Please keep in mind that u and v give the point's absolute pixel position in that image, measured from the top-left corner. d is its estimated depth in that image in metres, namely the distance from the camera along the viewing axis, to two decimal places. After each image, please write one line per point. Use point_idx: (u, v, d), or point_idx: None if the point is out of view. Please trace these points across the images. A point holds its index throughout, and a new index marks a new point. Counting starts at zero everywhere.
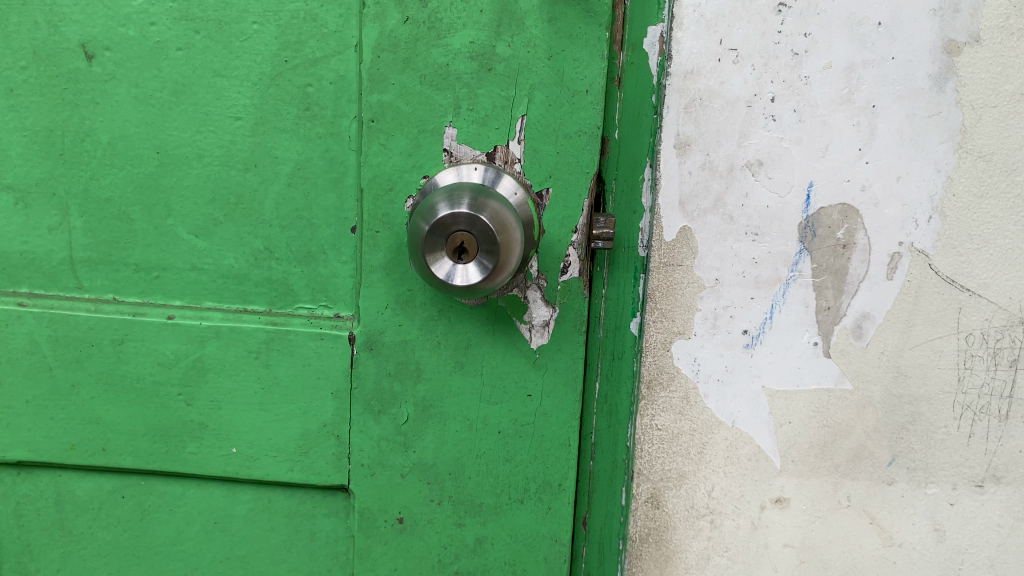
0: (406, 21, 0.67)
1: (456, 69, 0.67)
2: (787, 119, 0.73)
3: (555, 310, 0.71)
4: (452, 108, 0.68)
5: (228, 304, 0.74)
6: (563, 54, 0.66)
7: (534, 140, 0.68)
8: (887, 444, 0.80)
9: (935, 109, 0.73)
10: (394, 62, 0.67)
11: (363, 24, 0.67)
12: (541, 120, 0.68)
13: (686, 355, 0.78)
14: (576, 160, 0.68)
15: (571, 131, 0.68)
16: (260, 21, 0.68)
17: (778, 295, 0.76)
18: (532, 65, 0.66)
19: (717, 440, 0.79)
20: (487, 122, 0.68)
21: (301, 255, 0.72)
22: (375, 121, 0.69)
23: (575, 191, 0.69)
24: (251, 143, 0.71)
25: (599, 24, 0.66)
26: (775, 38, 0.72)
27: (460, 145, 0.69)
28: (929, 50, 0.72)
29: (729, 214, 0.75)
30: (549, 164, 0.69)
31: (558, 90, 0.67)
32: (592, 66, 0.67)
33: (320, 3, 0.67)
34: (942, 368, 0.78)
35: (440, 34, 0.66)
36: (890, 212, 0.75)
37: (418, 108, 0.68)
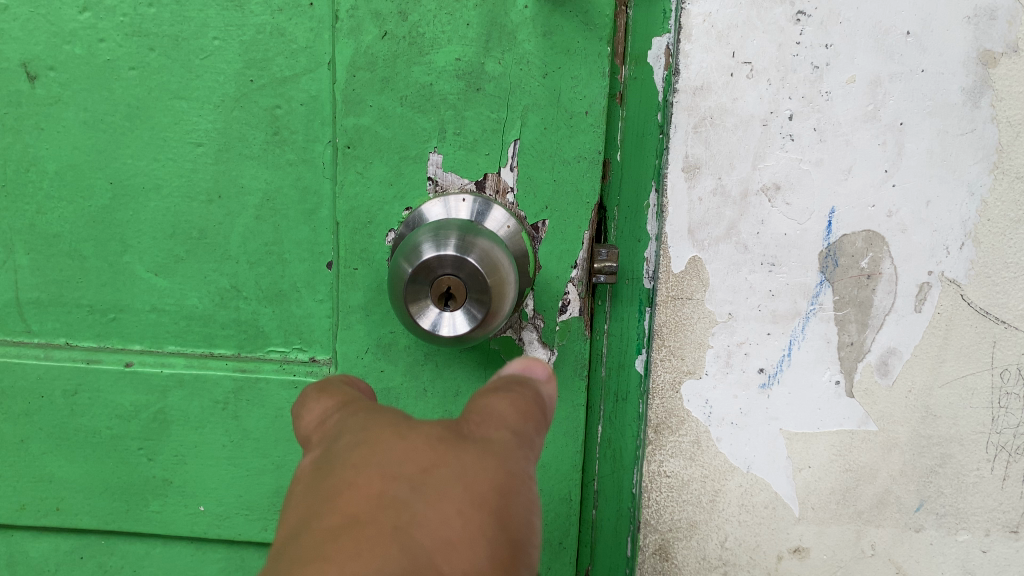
0: (384, 36, 0.59)
1: (441, 90, 0.60)
2: (806, 138, 0.67)
3: (553, 352, 0.65)
4: (437, 132, 0.61)
5: (192, 348, 0.67)
6: (560, 71, 0.59)
7: (528, 167, 0.61)
8: (915, 488, 0.73)
9: (968, 126, 0.66)
10: (372, 82, 0.60)
11: (336, 39, 0.60)
12: (536, 145, 0.61)
13: (697, 396, 0.72)
14: (575, 189, 0.62)
15: (570, 157, 0.61)
16: (221, 37, 0.61)
17: (797, 330, 0.70)
18: (525, 84, 0.60)
19: (731, 487, 0.73)
20: (476, 147, 0.61)
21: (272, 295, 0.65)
22: (351, 147, 0.61)
23: (574, 222, 0.62)
24: (214, 171, 0.64)
25: (600, 38, 0.59)
26: (794, 50, 0.65)
27: (446, 172, 0.62)
28: (962, 61, 0.65)
29: (743, 243, 0.68)
30: (545, 193, 0.62)
31: (554, 111, 0.60)
32: (592, 84, 0.60)
33: (288, 17, 0.60)
34: (975, 407, 0.71)
35: (422, 50, 0.59)
36: (919, 238, 0.68)
37: (398, 132, 0.61)
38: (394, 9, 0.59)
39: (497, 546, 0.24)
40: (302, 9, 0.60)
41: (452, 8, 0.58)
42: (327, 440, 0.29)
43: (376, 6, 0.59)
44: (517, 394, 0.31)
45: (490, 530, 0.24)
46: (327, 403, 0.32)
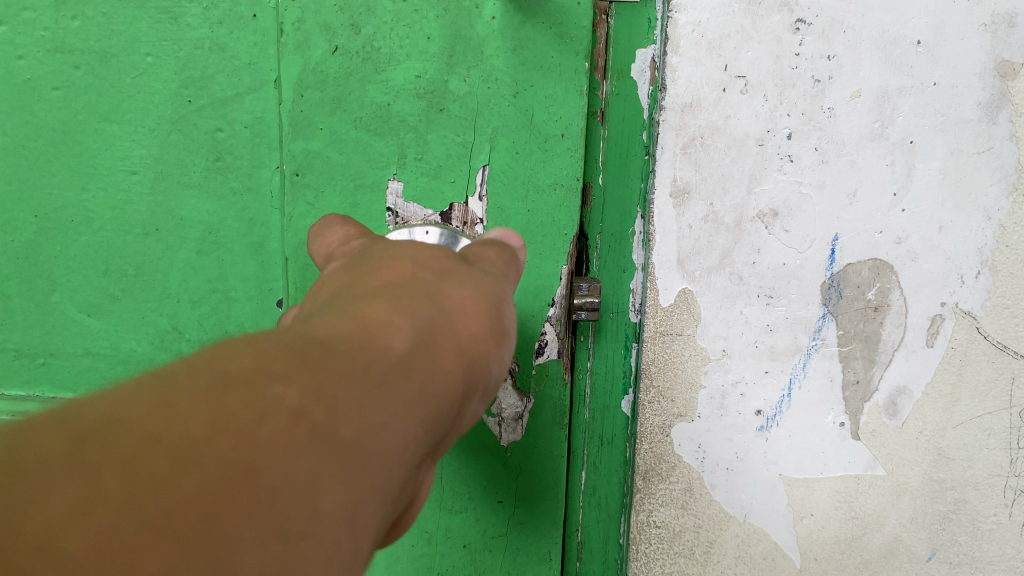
0: (335, 51, 0.53)
1: (400, 110, 0.54)
2: (806, 158, 0.60)
3: (528, 400, 0.59)
4: (396, 157, 0.55)
5: None
6: (532, 89, 0.53)
7: (499, 197, 0.55)
8: (927, 537, 0.67)
9: (985, 144, 0.60)
10: (322, 103, 0.54)
11: (281, 56, 0.53)
12: (508, 171, 0.54)
13: (689, 440, 0.66)
14: (552, 220, 0.55)
15: (545, 184, 0.55)
16: (155, 53, 0.54)
17: (797, 368, 0.64)
18: (494, 103, 0.53)
19: (727, 537, 0.67)
20: (441, 174, 0.55)
21: (216, 337, 0.59)
22: (300, 174, 0.55)
23: (551, 255, 0.56)
24: (150, 202, 0.57)
25: (577, 53, 0.53)
26: (793, 62, 0.59)
27: (407, 202, 0.55)
28: (978, 73, 0.59)
29: (738, 273, 0.62)
30: (516, 226, 0.55)
31: (527, 134, 0.54)
32: (568, 104, 0.53)
33: (230, 31, 0.54)
34: (992, 449, 0.65)
35: (378, 67, 0.53)
36: (931, 267, 0.62)
37: (353, 157, 0.55)
38: (345, 23, 0.52)
39: (501, 320, 0.32)
40: (245, 21, 0.53)
41: (411, 20, 0.52)
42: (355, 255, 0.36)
43: (326, 18, 0.52)
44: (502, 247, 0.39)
45: (495, 308, 0.32)
46: (357, 233, 0.38)
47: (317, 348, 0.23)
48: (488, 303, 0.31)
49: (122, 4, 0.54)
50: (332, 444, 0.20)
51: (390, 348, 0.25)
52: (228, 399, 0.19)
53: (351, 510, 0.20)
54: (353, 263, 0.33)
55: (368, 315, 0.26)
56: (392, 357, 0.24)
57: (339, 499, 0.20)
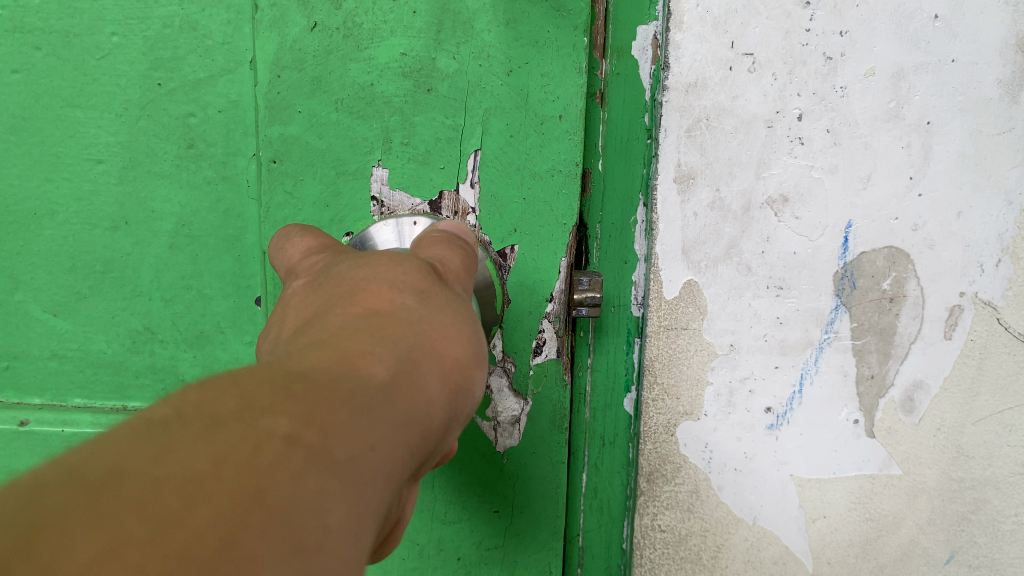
0: (314, 27, 0.49)
1: (384, 90, 0.50)
2: (817, 141, 0.57)
3: (526, 402, 0.55)
4: (381, 143, 0.51)
5: (102, 400, 0.58)
6: (527, 67, 0.49)
7: (491, 183, 0.51)
8: (945, 538, 0.64)
9: (1005, 124, 0.57)
10: (301, 83, 0.50)
11: (257, 33, 0.49)
12: (500, 156, 0.51)
13: (695, 440, 0.62)
14: (549, 208, 0.52)
15: (542, 170, 0.51)
16: (120, 32, 0.51)
17: (809, 363, 0.61)
18: (486, 82, 0.50)
19: (735, 541, 0.64)
20: (429, 159, 0.51)
21: (192, 338, 0.56)
22: (277, 161, 0.51)
23: (548, 248, 0.53)
24: (118, 193, 0.54)
25: (575, 27, 0.49)
26: (803, 38, 0.55)
27: (393, 190, 0.52)
28: (999, 49, 0.55)
29: (745, 263, 0.59)
30: (510, 216, 0.52)
31: (522, 116, 0.50)
32: (566, 83, 0.50)
33: (201, 7, 0.50)
34: (1013, 446, 0.62)
35: (360, 44, 0.49)
36: (949, 255, 0.59)
37: (334, 142, 0.51)
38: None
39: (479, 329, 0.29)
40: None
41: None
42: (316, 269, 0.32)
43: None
44: (465, 245, 0.36)
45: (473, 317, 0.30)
46: (320, 241, 0.35)
47: (305, 372, 0.20)
48: (464, 306, 0.30)
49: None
50: (332, 470, 0.18)
51: (385, 363, 0.23)
52: (220, 429, 0.17)
53: (356, 538, 0.18)
54: (319, 275, 0.30)
55: (354, 330, 0.24)
56: (385, 376, 0.22)
57: (343, 528, 0.18)
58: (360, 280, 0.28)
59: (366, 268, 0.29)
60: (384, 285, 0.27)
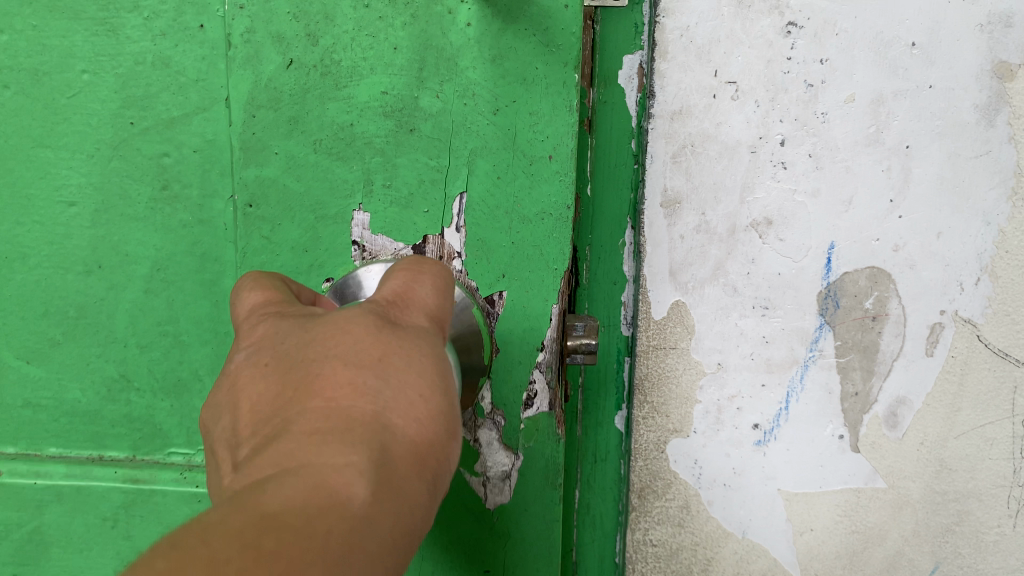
0: (289, 65, 0.47)
1: (364, 131, 0.48)
2: (800, 166, 0.59)
3: (517, 457, 0.51)
4: (361, 187, 0.48)
5: (78, 450, 0.56)
6: (514, 104, 0.46)
7: (478, 226, 0.48)
8: (929, 549, 0.65)
9: (982, 147, 0.58)
10: (277, 124, 0.48)
11: (230, 71, 0.48)
12: (486, 199, 0.47)
13: (684, 456, 0.64)
14: (539, 252, 0.48)
15: (531, 214, 0.47)
16: (91, 70, 0.50)
17: (795, 380, 0.62)
18: (471, 121, 0.47)
19: (725, 554, 0.65)
20: (412, 203, 0.48)
21: (167, 385, 0.54)
22: (253, 206, 0.50)
23: (539, 294, 0.48)
24: (92, 237, 0.53)
25: (566, 63, 0.46)
26: (784, 66, 0.57)
27: (375, 235, 0.49)
28: (975, 74, 0.57)
29: (732, 284, 0.61)
30: (497, 263, 0.48)
31: (509, 156, 0.47)
32: (556, 122, 0.47)
33: (174, 43, 0.49)
34: (995, 459, 0.63)
35: (338, 81, 0.47)
36: (929, 274, 0.60)
37: (312, 185, 0.48)
38: (302, 34, 0.47)
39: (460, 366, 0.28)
40: (191, 33, 0.49)
41: (374, 29, 0.46)
42: (281, 293, 0.29)
43: (280, 28, 0.47)
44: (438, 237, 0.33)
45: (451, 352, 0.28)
46: (270, 295, 0.29)
47: (270, 524, 0.19)
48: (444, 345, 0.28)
49: (55, 18, 0.50)
50: None
51: (362, 480, 0.21)
52: None
53: None
54: (277, 318, 0.27)
55: (330, 427, 0.22)
56: (363, 501, 0.21)
57: None
58: (319, 349, 0.25)
59: (323, 327, 0.25)
60: (364, 337, 0.25)
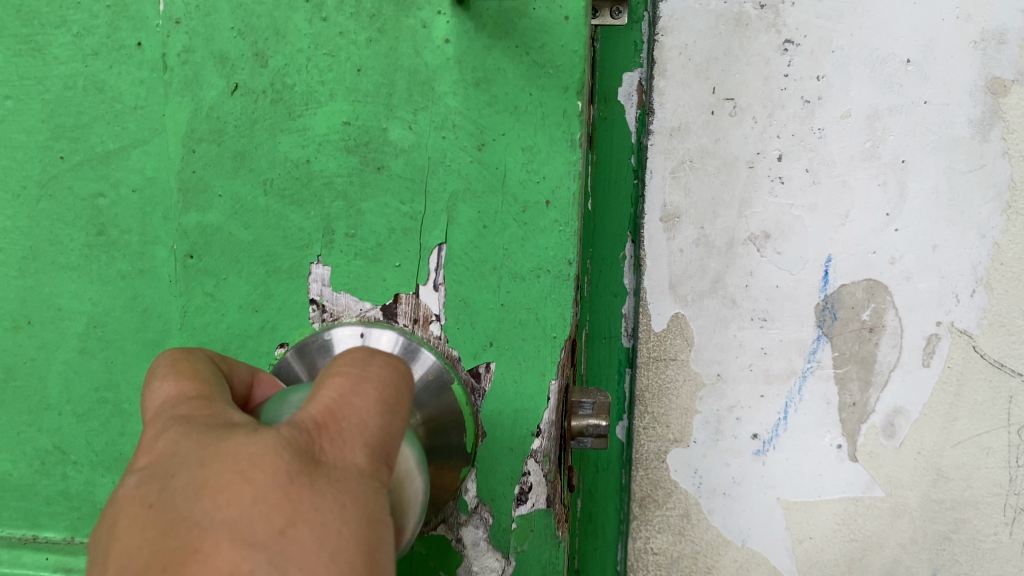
0: (235, 90, 0.43)
1: (323, 169, 0.43)
2: (797, 180, 0.60)
3: (507, 562, 0.43)
4: (322, 238, 0.43)
5: (13, 530, 0.49)
6: (499, 142, 0.41)
7: (459, 284, 0.42)
8: (927, 557, 0.66)
9: (977, 161, 0.59)
10: (220, 160, 0.43)
11: (166, 96, 0.43)
12: (470, 252, 0.42)
13: (685, 466, 0.65)
14: (532, 315, 0.42)
15: (523, 270, 0.42)
16: (16, 96, 0.45)
17: (793, 391, 0.63)
18: (450, 157, 0.41)
19: (725, 562, 0.66)
20: (380, 256, 0.43)
21: (107, 462, 0.47)
22: (193, 257, 0.44)
23: (534, 367, 0.42)
24: (21, 287, 0.46)
25: (565, 88, 0.41)
26: (781, 83, 0.58)
27: (337, 292, 0.43)
28: (969, 91, 0.58)
29: (731, 296, 0.62)
30: (480, 325, 0.42)
31: (497, 199, 0.41)
32: (554, 159, 0.41)
33: (108, 65, 0.44)
34: (991, 468, 0.64)
35: (291, 110, 0.42)
36: (926, 286, 0.61)
37: (264, 233, 0.43)
38: (248, 51, 0.42)
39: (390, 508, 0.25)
40: (127, 52, 0.44)
41: (334, 48, 0.42)
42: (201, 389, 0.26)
43: (223, 47, 0.42)
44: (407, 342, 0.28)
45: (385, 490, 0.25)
46: (186, 389, 0.26)
47: None
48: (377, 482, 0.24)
49: None
50: None
51: None
52: None
53: None
54: (182, 427, 0.24)
55: None
56: None
57: None
58: (212, 513, 0.21)
59: (219, 471, 0.22)
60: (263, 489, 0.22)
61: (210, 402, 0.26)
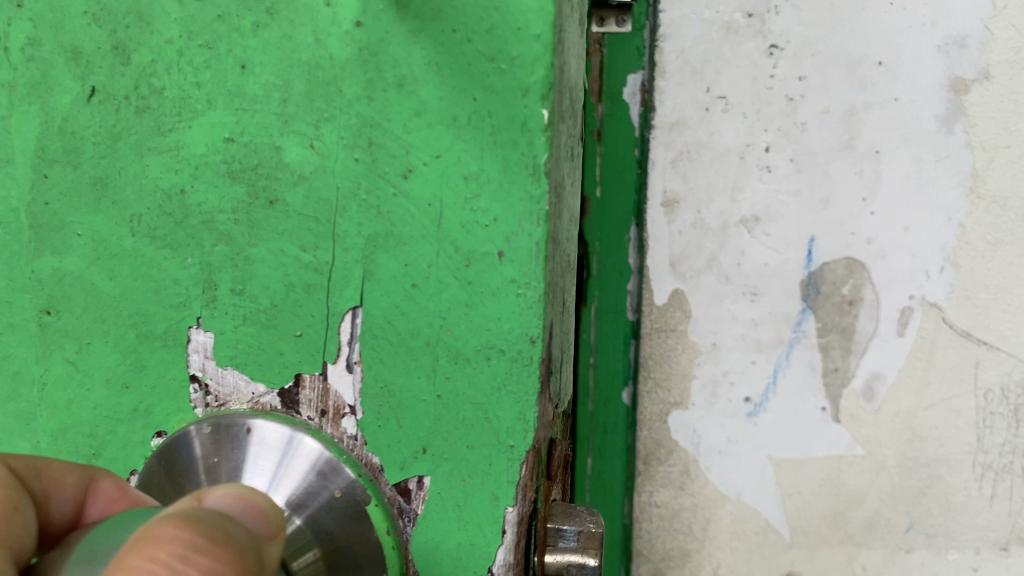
0: (90, 94, 0.45)
1: (202, 203, 0.45)
2: (783, 169, 0.67)
3: None
4: (205, 298, 0.46)
5: None
6: (425, 176, 0.41)
7: (381, 356, 0.44)
8: (904, 510, 0.73)
9: (943, 152, 0.66)
10: (86, 183, 0.47)
11: (15, 106, 0.47)
12: (386, 323, 0.43)
13: (685, 427, 0.72)
14: (474, 383, 0.43)
15: (470, 350, 0.42)
16: None
17: (781, 359, 0.70)
18: (363, 188, 0.42)
19: (722, 514, 0.74)
20: (271, 323, 0.45)
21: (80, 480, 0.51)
22: (48, 295, 0.49)
23: (460, 470, 0.44)
24: None
25: (527, 104, 0.39)
26: (768, 82, 0.66)
27: (222, 368, 0.47)
28: (935, 89, 0.66)
29: (724, 274, 0.69)
30: (402, 395, 0.44)
31: (425, 246, 0.42)
32: (508, 199, 0.41)
33: None
34: (961, 428, 0.72)
35: (157, 125, 0.45)
36: (899, 263, 0.69)
37: (131, 261, 0.47)
38: (106, 44, 0.44)
39: None
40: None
41: (210, 38, 0.43)
42: None
43: (74, 40, 0.45)
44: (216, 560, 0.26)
45: None
46: None
47: None
48: None
49: None
50: None
51: None
52: None
53: None
54: None
55: None
56: None
57: None
58: None
59: None
60: None
61: (11, 522, 0.30)
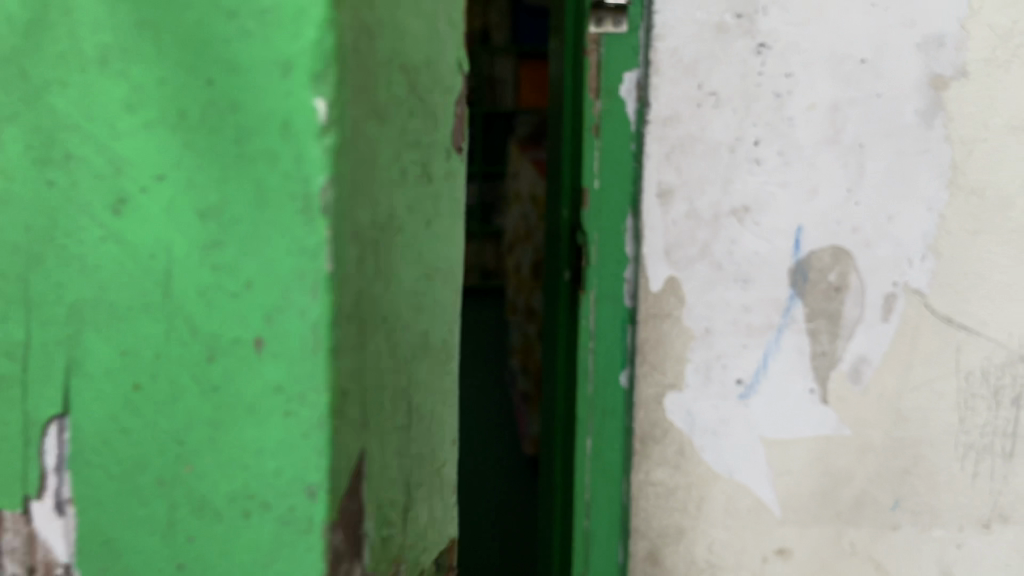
0: None
1: None
2: (771, 161, 0.71)
3: None
4: None
5: None
6: (144, 210, 0.32)
7: (98, 497, 0.34)
8: (890, 488, 0.77)
9: (924, 146, 0.71)
10: None
11: None
12: (98, 431, 0.34)
13: (679, 408, 0.75)
14: (244, 483, 0.34)
15: (244, 449, 0.33)
16: None
17: (771, 343, 0.74)
18: (38, 221, 0.33)
19: (715, 492, 0.77)
20: None
21: None
22: None
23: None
24: None
25: (285, 119, 0.31)
26: (756, 80, 0.69)
27: None
28: (916, 86, 0.70)
29: (717, 261, 0.72)
30: (129, 556, 0.34)
31: (145, 316, 0.33)
32: (275, 257, 0.32)
33: None
34: (944, 410, 0.75)
35: None
36: (883, 252, 0.72)
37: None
38: None
39: None
40: None
41: None
42: None
43: None
44: None
45: None
46: None
47: None
48: None
49: None
50: None
51: None
52: None
53: None
54: None
55: None
56: None
57: None
58: None
59: None
60: None
61: None
